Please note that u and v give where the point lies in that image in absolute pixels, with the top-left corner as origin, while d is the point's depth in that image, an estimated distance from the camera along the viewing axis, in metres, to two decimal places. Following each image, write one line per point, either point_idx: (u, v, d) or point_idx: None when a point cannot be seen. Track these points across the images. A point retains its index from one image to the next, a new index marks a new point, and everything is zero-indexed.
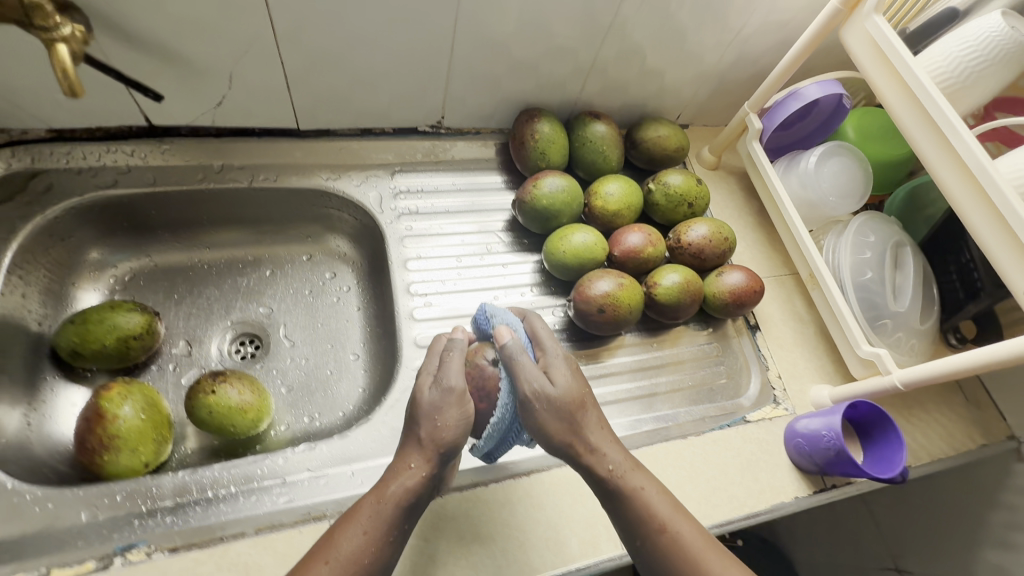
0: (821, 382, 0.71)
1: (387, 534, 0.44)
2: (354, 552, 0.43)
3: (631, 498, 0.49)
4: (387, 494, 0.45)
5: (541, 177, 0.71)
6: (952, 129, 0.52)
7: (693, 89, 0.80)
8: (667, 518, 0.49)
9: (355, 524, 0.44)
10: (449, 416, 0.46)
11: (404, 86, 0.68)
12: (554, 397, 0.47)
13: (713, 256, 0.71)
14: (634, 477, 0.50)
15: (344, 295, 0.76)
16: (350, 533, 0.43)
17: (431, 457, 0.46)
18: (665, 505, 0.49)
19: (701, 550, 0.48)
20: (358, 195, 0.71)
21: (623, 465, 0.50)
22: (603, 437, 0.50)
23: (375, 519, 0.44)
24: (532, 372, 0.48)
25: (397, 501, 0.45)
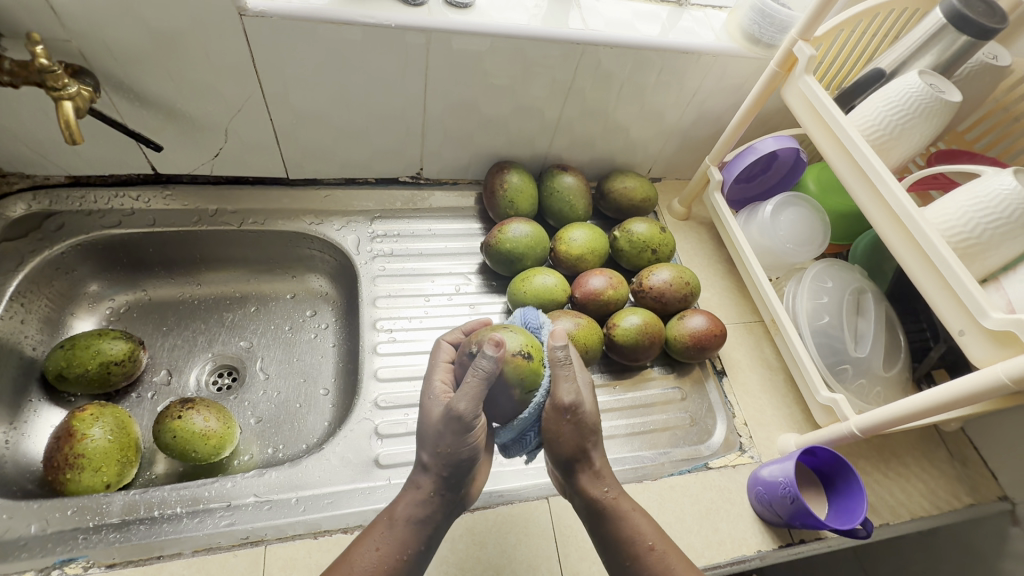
0: (789, 430, 0.70)
1: (401, 552, 0.46)
2: (372, 569, 0.44)
3: (619, 525, 0.50)
4: (397, 514, 0.47)
5: (508, 223, 0.75)
6: (879, 177, 0.54)
7: (660, 145, 0.85)
8: (655, 538, 0.50)
9: (368, 540, 0.46)
10: (450, 442, 0.45)
11: (383, 142, 0.75)
12: (584, 413, 0.49)
13: (675, 300, 0.73)
14: (626, 503, 0.51)
15: (321, 332, 0.80)
16: (364, 549, 0.45)
17: (434, 477, 0.47)
18: (651, 529, 0.50)
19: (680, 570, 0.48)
20: (338, 238, 0.77)
21: (618, 491, 0.51)
22: (607, 465, 0.52)
23: (388, 537, 0.46)
24: (569, 385, 0.49)
25: (408, 518, 0.46)
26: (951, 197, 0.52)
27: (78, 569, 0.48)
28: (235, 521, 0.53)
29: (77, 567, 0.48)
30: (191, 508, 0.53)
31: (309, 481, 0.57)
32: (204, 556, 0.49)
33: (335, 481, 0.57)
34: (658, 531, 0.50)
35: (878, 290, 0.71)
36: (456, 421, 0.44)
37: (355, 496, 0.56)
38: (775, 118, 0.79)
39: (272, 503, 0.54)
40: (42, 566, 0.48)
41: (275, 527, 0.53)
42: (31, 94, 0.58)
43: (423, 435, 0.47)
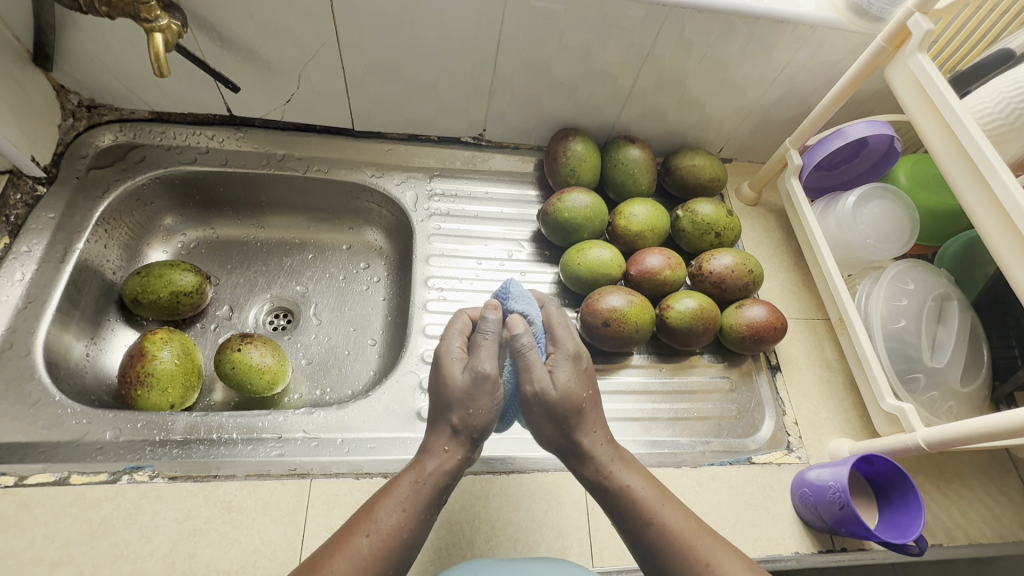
0: (843, 435, 0.66)
1: (424, 512, 0.45)
2: (397, 529, 0.43)
3: (620, 490, 0.48)
4: (426, 475, 0.45)
5: (567, 192, 0.73)
6: (992, 171, 0.48)
7: (736, 123, 0.80)
8: (659, 500, 0.47)
9: (394, 501, 0.44)
10: (480, 404, 0.45)
11: (450, 99, 0.74)
12: (556, 397, 0.46)
13: (734, 287, 0.70)
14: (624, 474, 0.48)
15: (373, 285, 0.81)
16: (388, 509, 0.43)
17: (463, 441, 0.46)
18: (639, 479, 0.49)
19: (693, 537, 0.46)
20: (396, 193, 0.77)
21: (609, 452, 0.49)
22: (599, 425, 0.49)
23: (414, 497, 0.44)
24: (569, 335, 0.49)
25: (434, 483, 0.45)
26: None
27: (145, 477, 0.51)
28: (286, 453, 0.55)
29: (144, 475, 0.51)
30: (246, 435, 0.56)
31: (354, 424, 0.59)
32: (255, 481, 0.52)
33: (379, 428, 0.59)
34: (646, 479, 0.49)
35: (964, 298, 0.65)
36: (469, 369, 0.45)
37: (396, 444, 0.58)
38: (871, 101, 0.73)
39: (319, 441, 0.57)
40: (115, 469, 0.51)
41: (320, 464, 0.55)
42: (124, 26, 0.60)
43: (446, 400, 0.46)
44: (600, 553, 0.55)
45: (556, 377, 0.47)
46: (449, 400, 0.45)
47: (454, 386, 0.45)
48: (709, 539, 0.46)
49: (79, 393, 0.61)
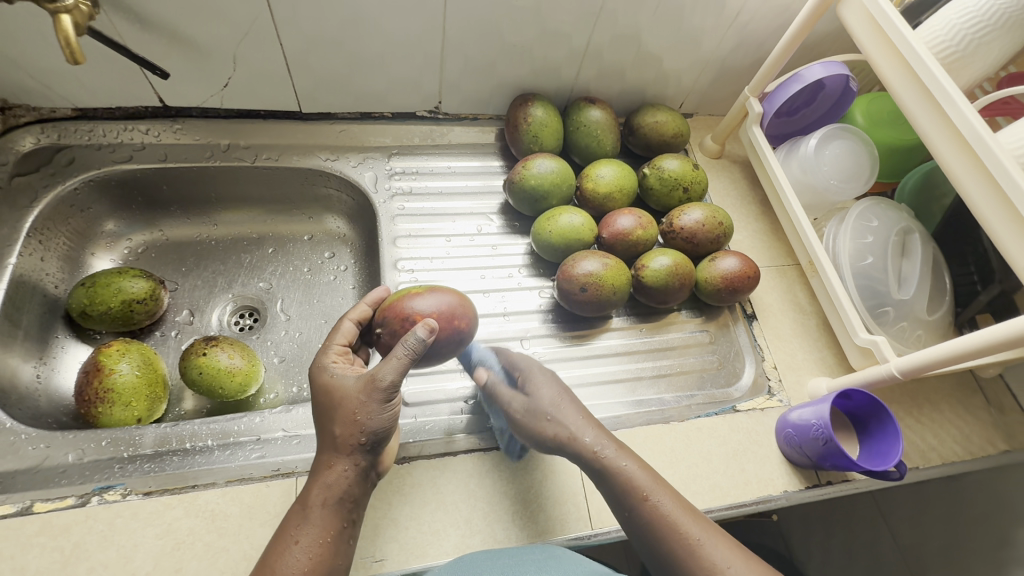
0: (821, 375, 0.68)
1: (324, 534, 0.43)
2: (299, 563, 0.41)
3: (614, 472, 0.50)
4: (309, 501, 0.44)
5: (532, 160, 0.71)
6: (949, 100, 0.48)
7: (695, 75, 0.79)
8: (649, 486, 0.49)
9: (287, 535, 0.43)
10: (371, 412, 0.45)
11: (400, 71, 0.71)
12: (563, 407, 0.54)
13: (706, 241, 0.70)
14: (618, 455, 0.51)
15: (340, 274, 0.79)
16: (284, 551, 0.42)
17: (345, 453, 0.45)
18: (640, 468, 0.50)
19: (686, 514, 0.47)
20: (354, 175, 0.74)
21: (613, 447, 0.51)
22: (586, 422, 0.53)
23: (303, 526, 0.43)
24: (546, 388, 0.56)
25: (321, 503, 0.44)
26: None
27: (117, 495, 0.48)
28: (266, 454, 0.53)
29: (116, 494, 0.48)
30: (222, 441, 0.54)
31: None
32: (237, 486, 0.50)
33: None
34: (648, 471, 0.50)
35: (925, 230, 0.67)
36: (377, 390, 0.45)
37: None
38: (825, 42, 0.73)
39: (300, 439, 0.55)
40: (82, 492, 0.48)
41: (305, 461, 0.53)
42: (27, 13, 0.54)
43: (335, 409, 0.46)
44: (597, 515, 0.55)
45: (522, 421, 0.55)
46: (332, 409, 0.46)
47: (344, 391, 0.46)
48: (698, 519, 0.47)
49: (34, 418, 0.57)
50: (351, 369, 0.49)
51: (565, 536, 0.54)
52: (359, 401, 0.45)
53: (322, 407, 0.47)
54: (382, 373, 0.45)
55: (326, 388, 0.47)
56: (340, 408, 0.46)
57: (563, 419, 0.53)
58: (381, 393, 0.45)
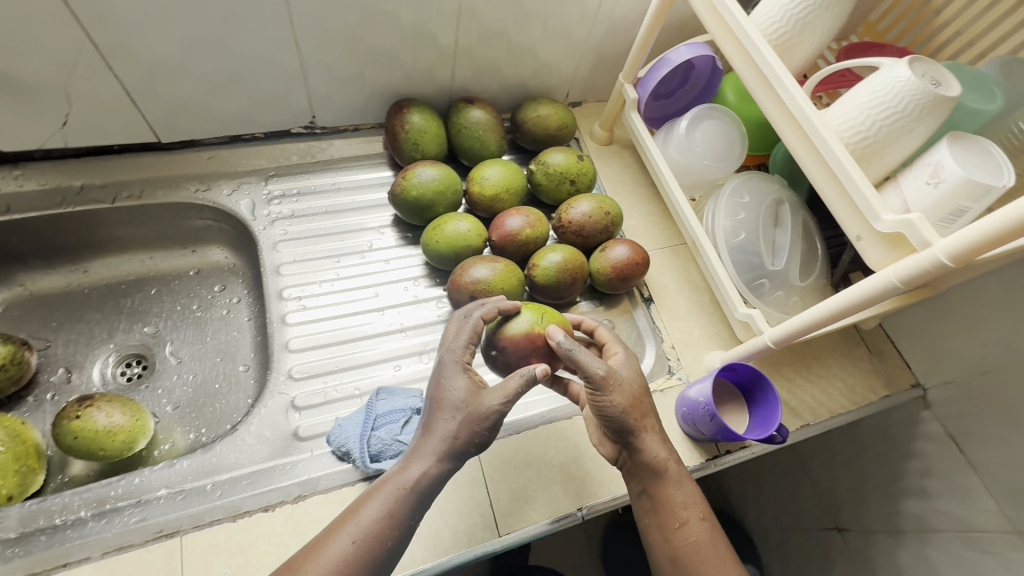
0: (715, 348, 0.71)
1: (404, 519, 0.44)
2: (370, 535, 0.42)
3: (673, 486, 0.52)
4: (410, 479, 0.45)
5: (413, 169, 0.69)
6: (779, 81, 0.50)
7: (572, 66, 0.79)
8: (701, 507, 0.53)
9: (372, 505, 0.44)
10: (463, 430, 0.46)
11: (261, 90, 0.67)
12: (621, 382, 0.50)
13: (595, 233, 0.71)
14: (677, 467, 0.53)
15: (233, 307, 0.75)
16: (367, 512, 0.43)
17: (446, 444, 0.46)
18: (693, 494, 0.53)
19: (718, 545, 0.51)
20: (229, 204, 0.70)
21: (672, 454, 0.53)
22: (656, 429, 0.53)
23: (394, 503, 0.44)
24: (589, 359, 0.49)
25: (413, 487, 0.44)
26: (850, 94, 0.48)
27: None
28: (147, 516, 0.50)
29: None
30: (97, 510, 0.50)
31: (224, 465, 0.55)
32: (114, 556, 0.48)
33: (253, 462, 0.55)
34: (698, 499, 0.53)
35: (797, 199, 0.70)
36: (483, 418, 0.46)
37: (275, 472, 0.55)
38: (689, 23, 0.74)
39: (186, 493, 0.52)
40: None
41: (190, 516, 0.51)
42: None
43: (443, 411, 0.46)
44: (504, 520, 0.56)
45: (609, 391, 0.49)
46: (433, 402, 0.47)
47: (444, 399, 0.47)
48: (730, 558, 0.51)
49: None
50: (475, 380, 0.49)
51: (474, 547, 0.54)
52: (467, 413, 0.46)
53: (432, 403, 0.47)
54: (489, 402, 0.46)
55: (433, 387, 0.48)
56: (437, 405, 0.47)
57: (647, 416, 0.51)
58: (499, 417, 0.46)
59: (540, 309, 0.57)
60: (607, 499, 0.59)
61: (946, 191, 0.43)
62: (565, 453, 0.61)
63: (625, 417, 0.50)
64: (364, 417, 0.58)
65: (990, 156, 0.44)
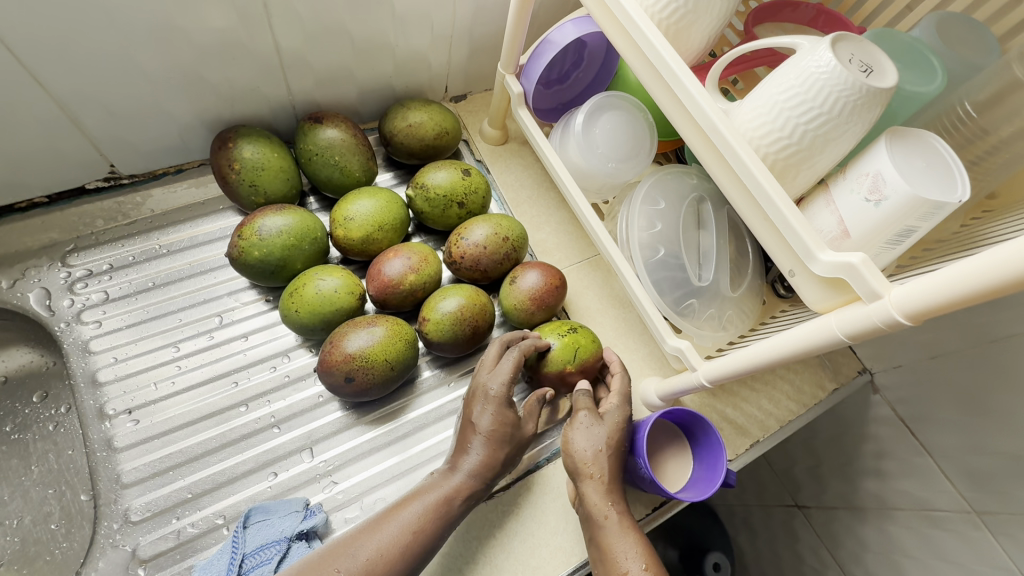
0: (651, 373, 0.62)
1: (420, 544, 0.43)
2: (383, 547, 0.41)
3: (615, 536, 0.46)
4: (443, 494, 0.46)
5: (252, 220, 0.55)
6: (673, 78, 0.39)
7: (442, 56, 0.65)
8: (648, 564, 0.44)
9: (397, 516, 0.43)
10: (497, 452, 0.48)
11: (16, 147, 0.50)
12: (600, 425, 0.49)
13: (493, 265, 0.59)
14: (623, 522, 0.46)
15: (61, 419, 0.59)
16: (388, 527, 0.43)
17: (475, 467, 0.48)
18: (638, 555, 0.44)
19: None
20: (16, 300, 0.54)
21: (621, 508, 0.47)
22: (614, 481, 0.48)
23: (421, 517, 0.44)
24: (582, 404, 0.51)
25: (444, 504, 0.45)
26: (762, 86, 0.38)
27: None
28: None
29: None
30: None
31: None
32: None
33: None
34: (648, 560, 0.44)
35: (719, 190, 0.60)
36: (505, 433, 0.49)
37: None
38: None
39: None
40: None
41: None
42: None
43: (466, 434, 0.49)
44: None
45: (572, 432, 0.50)
46: (464, 418, 0.50)
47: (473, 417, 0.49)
48: None
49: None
50: (502, 412, 0.49)
51: None
52: (492, 440, 0.48)
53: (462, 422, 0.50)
54: (527, 422, 0.51)
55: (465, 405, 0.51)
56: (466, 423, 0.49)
57: (596, 465, 0.48)
58: (520, 440, 0.50)
59: (572, 345, 0.54)
60: None
61: (889, 211, 0.34)
62: (489, 539, 0.52)
63: (573, 459, 0.49)
64: (230, 559, 0.46)
65: (937, 159, 0.35)
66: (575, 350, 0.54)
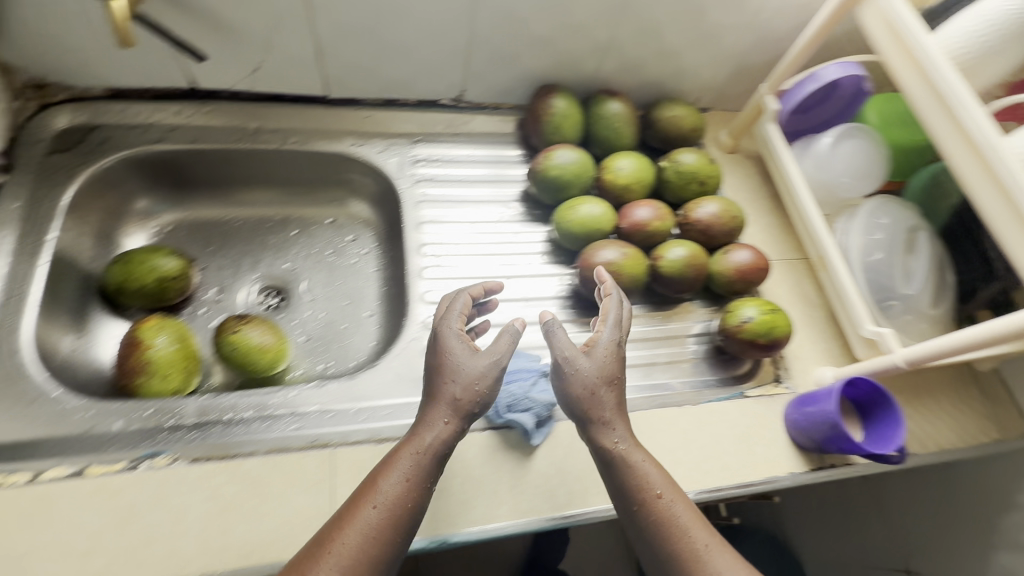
0: (826, 364, 0.71)
1: (408, 500, 0.46)
2: (389, 497, 0.45)
3: (627, 473, 0.50)
4: (425, 446, 0.47)
5: (554, 150, 0.73)
6: (961, 104, 0.50)
7: (712, 72, 0.81)
8: (663, 487, 0.49)
9: (395, 473, 0.46)
10: (490, 386, 0.50)
11: (427, 61, 0.72)
12: (583, 366, 0.52)
13: (722, 234, 0.72)
14: (636, 453, 0.51)
15: (362, 257, 0.81)
16: (383, 483, 0.46)
17: (462, 410, 0.49)
18: (659, 479, 0.50)
19: (689, 522, 0.48)
20: (379, 161, 0.76)
21: (628, 441, 0.51)
22: (617, 414, 0.52)
23: (415, 467, 0.47)
24: (564, 340, 0.53)
25: (433, 453, 0.48)
26: None
27: (165, 461, 0.52)
28: (303, 426, 0.56)
29: (164, 460, 0.52)
30: (260, 413, 0.57)
31: (366, 394, 0.60)
32: (279, 456, 0.53)
33: (393, 394, 0.60)
34: (668, 483, 0.50)
35: (932, 228, 0.70)
36: (474, 386, 0.49)
37: (412, 408, 0.59)
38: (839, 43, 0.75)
39: (335, 413, 0.58)
40: (133, 457, 0.52)
41: (340, 433, 0.56)
42: None
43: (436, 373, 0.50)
44: None
45: (564, 373, 0.52)
46: (436, 348, 0.51)
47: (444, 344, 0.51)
48: (700, 530, 0.48)
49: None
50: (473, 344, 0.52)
51: (587, 510, 0.56)
52: (468, 390, 0.49)
53: (434, 364, 0.51)
54: (501, 359, 0.50)
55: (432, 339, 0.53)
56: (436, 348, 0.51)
57: (597, 405, 0.51)
58: (494, 381, 0.50)
59: (770, 323, 0.65)
60: (711, 487, 0.61)
61: None
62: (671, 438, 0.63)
63: (578, 407, 0.51)
64: None
65: None
66: (772, 327, 0.64)
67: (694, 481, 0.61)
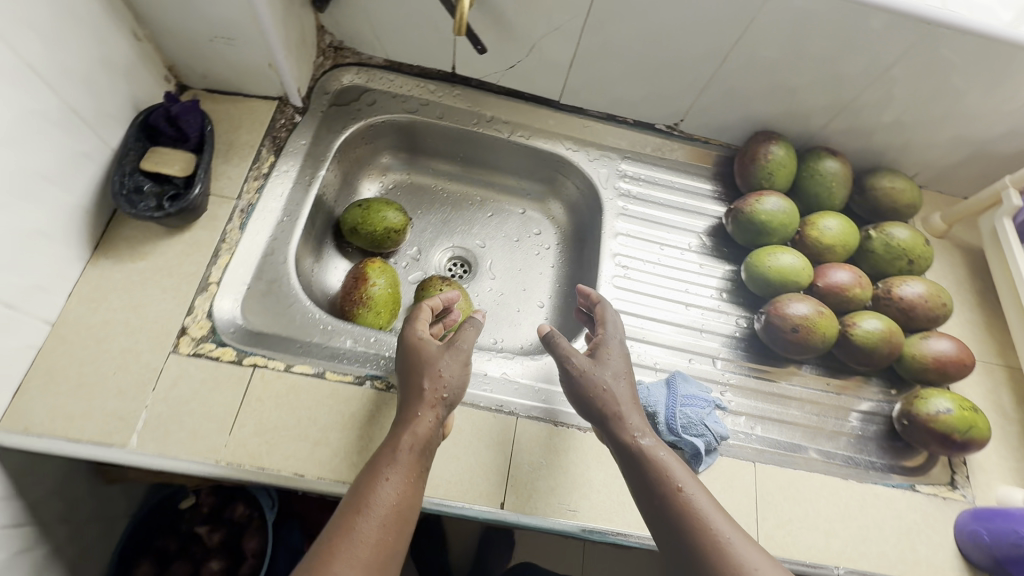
0: (1014, 485, 0.65)
1: (407, 499, 0.46)
2: (391, 498, 0.45)
3: (649, 465, 0.49)
4: (405, 443, 0.48)
5: (765, 195, 0.74)
6: None
7: (943, 152, 0.78)
8: (682, 479, 0.48)
9: (379, 476, 0.46)
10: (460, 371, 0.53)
11: (661, 86, 0.76)
12: (587, 369, 0.55)
13: (924, 317, 0.69)
14: (656, 445, 0.51)
15: (543, 252, 0.86)
16: (378, 486, 0.45)
17: (432, 403, 0.51)
18: (681, 471, 0.49)
19: (712, 514, 0.46)
20: (589, 168, 0.81)
21: (650, 437, 0.52)
22: (633, 406, 0.54)
23: (396, 468, 0.46)
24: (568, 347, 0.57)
25: (410, 446, 0.48)
26: None
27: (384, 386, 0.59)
28: (493, 390, 0.62)
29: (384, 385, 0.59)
30: None
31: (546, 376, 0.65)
32: (473, 408, 0.60)
33: None
34: (691, 478, 0.49)
35: None
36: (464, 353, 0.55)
37: None
38: None
39: (519, 386, 0.64)
40: (359, 374, 0.60)
41: (523, 405, 0.62)
42: None
43: (423, 367, 0.53)
44: (765, 539, 0.58)
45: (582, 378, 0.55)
46: (415, 349, 0.54)
47: (425, 349, 0.54)
48: (725, 523, 0.46)
49: (251, 334, 0.60)
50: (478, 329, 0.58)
51: None
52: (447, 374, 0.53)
53: (412, 362, 0.54)
54: (468, 339, 0.56)
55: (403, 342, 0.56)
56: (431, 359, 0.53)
57: (611, 397, 0.54)
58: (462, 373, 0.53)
59: (967, 421, 0.62)
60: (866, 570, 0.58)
61: None
62: (831, 508, 0.61)
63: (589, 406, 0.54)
64: (669, 391, 0.64)
65: None
66: (970, 426, 0.62)
67: (848, 558, 0.59)
